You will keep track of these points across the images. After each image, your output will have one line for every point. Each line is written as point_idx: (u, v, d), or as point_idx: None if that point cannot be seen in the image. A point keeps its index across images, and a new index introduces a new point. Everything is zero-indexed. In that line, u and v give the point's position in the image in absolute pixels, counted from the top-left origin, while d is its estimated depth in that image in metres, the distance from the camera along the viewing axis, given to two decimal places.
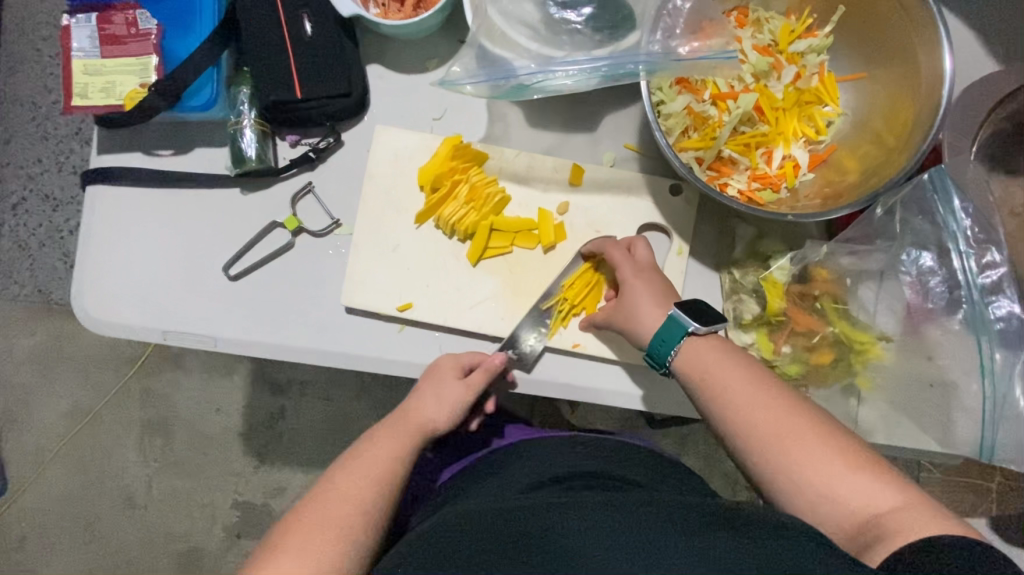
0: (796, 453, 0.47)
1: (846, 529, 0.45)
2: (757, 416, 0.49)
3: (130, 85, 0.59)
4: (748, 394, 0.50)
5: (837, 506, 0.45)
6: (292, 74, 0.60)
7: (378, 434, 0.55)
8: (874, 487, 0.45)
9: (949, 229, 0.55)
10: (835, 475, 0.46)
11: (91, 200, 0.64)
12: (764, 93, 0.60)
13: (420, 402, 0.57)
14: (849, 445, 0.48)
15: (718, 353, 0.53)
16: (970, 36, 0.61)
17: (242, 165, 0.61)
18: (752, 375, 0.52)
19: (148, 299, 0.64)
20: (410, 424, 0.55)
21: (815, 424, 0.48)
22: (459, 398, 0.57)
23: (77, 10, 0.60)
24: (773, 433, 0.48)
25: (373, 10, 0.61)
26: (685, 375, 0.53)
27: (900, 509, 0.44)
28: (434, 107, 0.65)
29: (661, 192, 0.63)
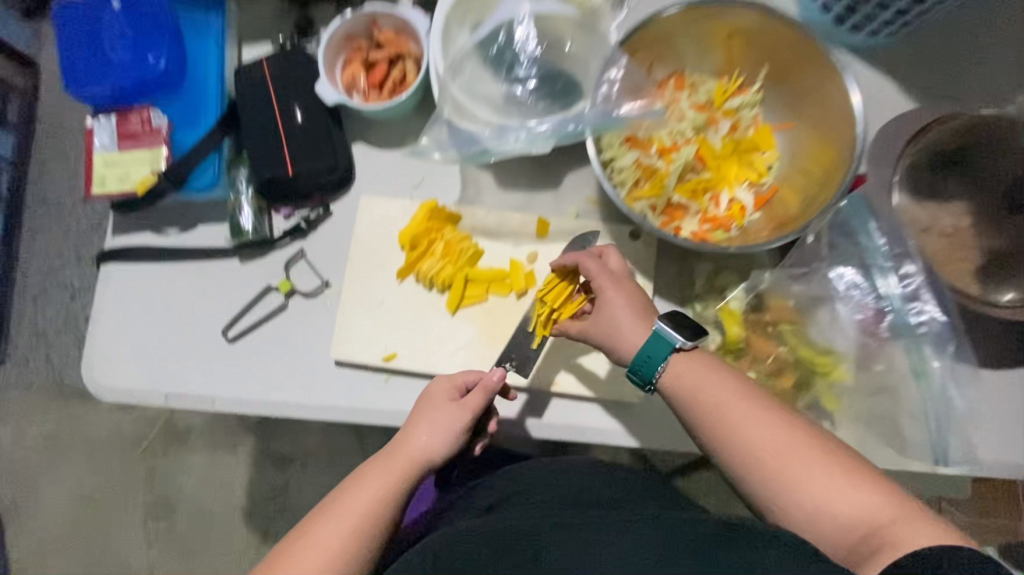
0: (792, 468, 0.49)
1: (844, 539, 0.47)
2: (752, 433, 0.51)
3: (142, 173, 0.67)
4: (742, 410, 0.52)
5: (835, 517, 0.47)
6: (284, 154, 0.68)
7: (371, 468, 0.55)
8: (873, 499, 0.47)
9: (870, 249, 0.60)
10: (834, 488, 0.48)
11: (104, 277, 0.70)
12: (704, 145, 0.67)
13: (410, 434, 0.57)
14: (845, 457, 0.49)
15: (709, 369, 0.54)
16: (882, 86, 0.69)
17: (239, 237, 0.69)
18: (746, 390, 0.53)
19: (152, 365, 0.69)
20: (403, 460, 0.55)
21: (807, 437, 0.50)
22: (453, 424, 0.57)
23: (98, 111, 0.68)
24: (770, 448, 0.50)
25: (355, 96, 0.70)
26: (675, 392, 0.54)
27: (899, 520, 0.46)
28: (412, 176, 0.72)
29: (622, 238, 0.68)
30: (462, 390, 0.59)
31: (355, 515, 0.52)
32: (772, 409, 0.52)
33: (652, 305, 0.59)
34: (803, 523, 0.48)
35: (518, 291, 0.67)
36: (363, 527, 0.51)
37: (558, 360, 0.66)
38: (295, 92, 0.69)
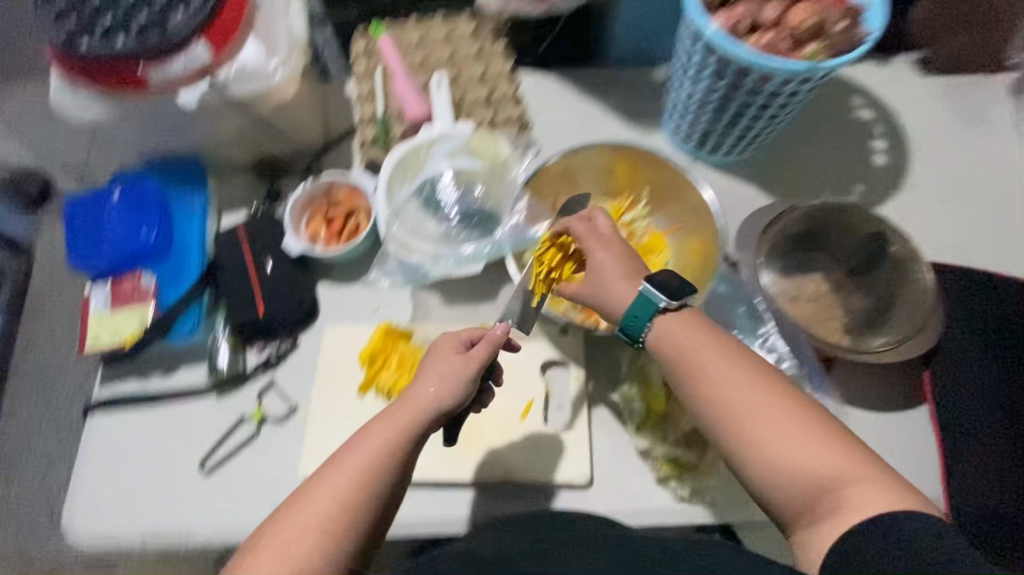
0: (768, 428, 0.55)
1: (808, 487, 0.53)
2: (736, 395, 0.57)
3: (131, 326, 0.77)
4: (725, 374, 0.58)
5: (801, 470, 0.53)
6: (256, 298, 0.79)
7: (389, 416, 0.60)
8: (838, 458, 0.53)
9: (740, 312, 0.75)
10: (806, 446, 0.54)
11: (90, 427, 0.77)
12: None
13: (420, 387, 0.61)
14: (816, 420, 0.55)
15: (695, 334, 0.60)
16: (742, 195, 0.87)
17: (216, 374, 0.78)
18: (730, 356, 0.59)
19: (130, 507, 0.73)
20: (410, 411, 0.60)
21: (788, 400, 0.56)
22: (456, 377, 0.61)
23: (96, 279, 0.79)
24: (746, 408, 0.56)
25: (318, 244, 0.83)
26: (661, 348, 0.61)
27: (857, 481, 0.52)
28: (369, 304, 0.83)
29: (554, 335, 0.79)
30: (468, 345, 0.64)
31: (360, 470, 0.56)
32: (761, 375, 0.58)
33: (639, 266, 0.66)
34: (769, 478, 0.54)
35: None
36: (366, 483, 0.56)
37: (506, 452, 0.73)
38: (267, 246, 0.82)
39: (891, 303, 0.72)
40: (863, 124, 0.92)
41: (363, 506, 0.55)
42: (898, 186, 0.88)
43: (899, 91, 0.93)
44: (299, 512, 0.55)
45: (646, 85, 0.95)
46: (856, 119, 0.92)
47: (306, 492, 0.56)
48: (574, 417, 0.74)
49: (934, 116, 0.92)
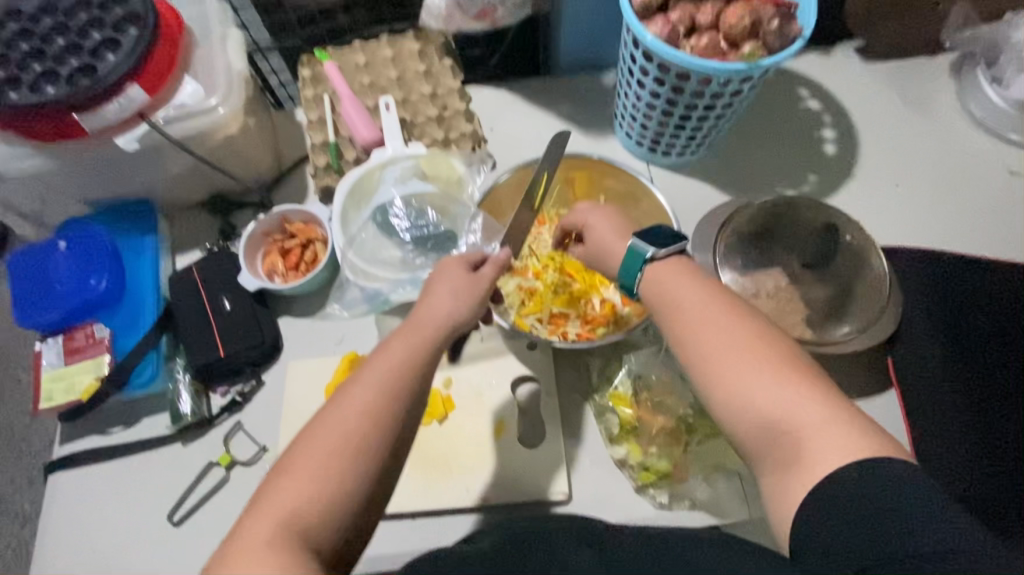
0: (728, 365, 0.48)
1: (759, 432, 0.46)
2: (700, 329, 0.51)
3: (86, 380, 0.74)
4: (696, 305, 0.52)
5: (755, 408, 0.47)
6: (215, 339, 0.77)
7: (405, 332, 0.54)
8: (794, 398, 0.46)
9: None
10: (763, 384, 0.47)
11: (52, 488, 0.75)
12: (569, 264, 0.81)
13: (433, 303, 0.57)
14: (784, 359, 0.48)
15: (676, 271, 0.56)
16: (697, 194, 0.88)
17: (179, 421, 0.75)
18: (704, 289, 0.53)
19: (100, 567, 0.71)
20: (426, 325, 0.55)
21: (756, 335, 0.49)
22: (473, 291, 0.59)
23: (47, 335, 0.77)
24: (706, 342, 0.50)
25: (277, 278, 0.82)
26: (645, 289, 0.56)
27: (819, 424, 0.44)
28: (334, 335, 0.82)
29: (522, 350, 0.78)
30: (472, 267, 0.62)
31: (386, 376, 0.50)
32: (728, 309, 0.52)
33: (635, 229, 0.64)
34: (726, 416, 0.48)
35: (439, 417, 0.75)
36: (397, 391, 0.50)
37: (482, 473, 0.72)
38: (224, 285, 0.81)
39: (851, 292, 0.73)
40: (811, 114, 0.93)
41: (397, 415, 0.49)
42: (849, 173, 0.90)
43: (843, 79, 0.95)
44: (328, 425, 0.47)
45: (596, 91, 0.95)
46: (804, 109, 0.93)
47: (327, 409, 0.49)
48: (548, 433, 0.74)
49: (879, 101, 0.94)
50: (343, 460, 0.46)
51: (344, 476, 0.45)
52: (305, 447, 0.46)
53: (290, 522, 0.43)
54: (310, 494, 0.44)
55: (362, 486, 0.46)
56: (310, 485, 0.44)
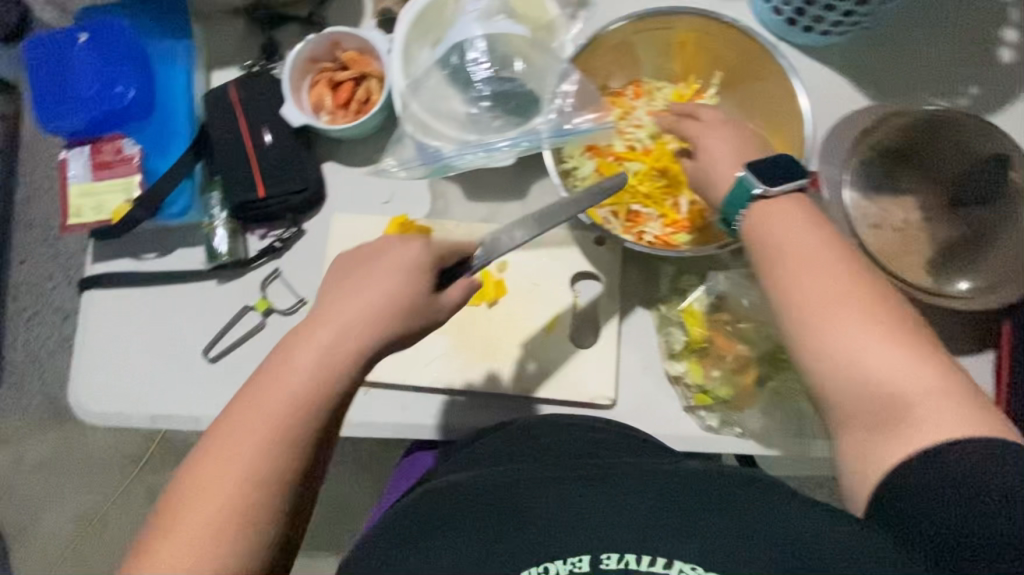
0: (845, 325, 0.46)
1: (868, 395, 0.45)
2: (833, 285, 0.48)
3: (117, 201, 0.68)
4: (815, 254, 0.49)
5: (870, 371, 0.45)
6: (254, 177, 0.70)
7: (297, 355, 0.48)
8: (911, 365, 0.45)
9: None
10: (884, 349, 0.46)
11: (86, 304, 0.72)
12: (663, 152, 0.68)
13: (364, 305, 0.50)
14: (905, 327, 0.47)
15: (796, 216, 0.52)
16: (829, 89, 0.72)
17: (215, 260, 0.71)
18: (825, 241, 0.50)
19: (136, 388, 0.70)
20: (320, 335, 0.49)
21: (875, 296, 0.47)
22: (409, 299, 0.51)
23: (73, 144, 0.69)
24: (825, 299, 0.47)
25: (323, 117, 0.72)
26: (754, 234, 0.52)
27: (932, 394, 0.44)
28: (382, 192, 0.74)
29: (588, 244, 0.70)
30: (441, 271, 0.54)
31: (292, 407, 0.47)
32: (849, 267, 0.49)
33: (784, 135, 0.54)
34: (832, 370, 0.47)
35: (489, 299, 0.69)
36: (291, 428, 0.47)
37: (528, 366, 0.68)
38: (264, 115, 0.71)
39: (990, 237, 0.61)
40: (996, 5, 0.74)
41: (293, 458, 0.46)
42: None
43: None
44: (220, 462, 0.45)
45: None
46: None
47: (227, 436, 0.46)
48: (603, 334, 0.68)
49: None
50: (233, 506, 0.44)
51: (223, 519, 0.44)
52: (199, 489, 0.45)
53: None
54: (196, 545, 0.43)
55: (262, 520, 0.45)
56: (194, 541, 0.44)
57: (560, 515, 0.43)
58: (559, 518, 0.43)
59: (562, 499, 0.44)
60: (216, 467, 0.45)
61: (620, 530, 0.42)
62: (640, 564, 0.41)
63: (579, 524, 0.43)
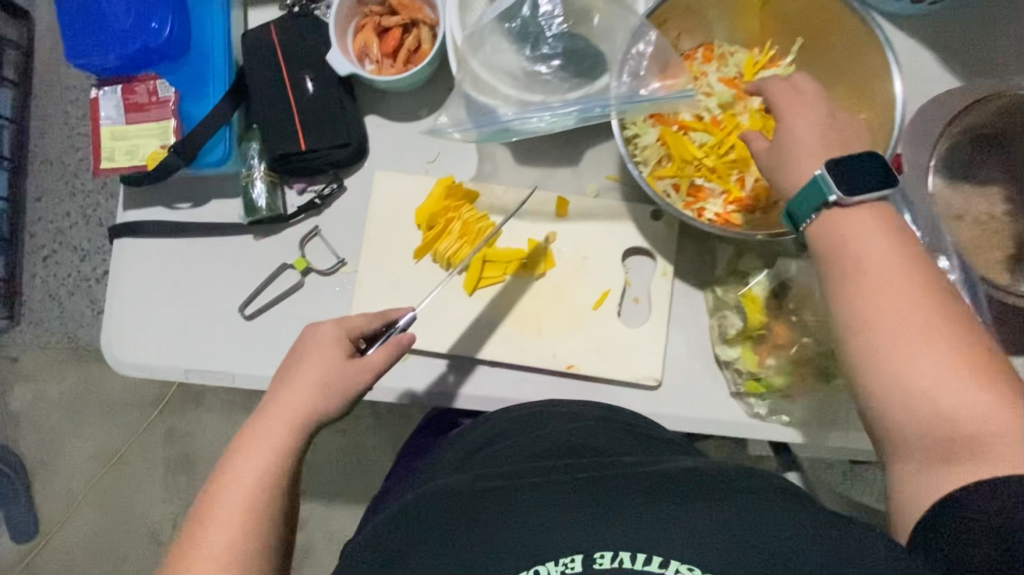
0: (909, 351, 0.41)
1: (930, 430, 0.40)
2: (901, 303, 0.42)
3: (151, 147, 0.65)
4: (886, 267, 0.43)
5: (936, 406, 0.40)
6: (296, 128, 0.66)
7: (252, 441, 0.53)
8: (990, 404, 0.39)
9: None
10: (956, 383, 0.40)
11: (118, 253, 0.70)
12: (733, 122, 0.64)
13: (290, 390, 0.55)
14: (983, 359, 0.41)
15: (867, 222, 0.45)
16: (914, 63, 0.67)
17: (254, 215, 0.67)
18: (896, 251, 0.44)
19: (170, 340, 0.69)
20: (281, 425, 0.54)
21: (951, 323, 0.41)
22: (321, 376, 0.56)
23: (106, 83, 0.65)
24: (891, 320, 0.42)
25: (368, 66, 0.68)
26: (821, 238, 0.47)
27: (1006, 438, 0.38)
28: (428, 151, 0.70)
29: (643, 219, 0.67)
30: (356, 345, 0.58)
31: (257, 480, 0.51)
32: (923, 282, 0.43)
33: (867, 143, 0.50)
34: (891, 400, 0.42)
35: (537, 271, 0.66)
36: (265, 497, 0.51)
37: (573, 342, 0.66)
38: (306, 61, 0.66)
39: None
40: None
41: (266, 526, 0.50)
42: None
43: None
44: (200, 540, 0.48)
45: None
46: None
47: (203, 516, 0.49)
48: (652, 314, 0.66)
49: None
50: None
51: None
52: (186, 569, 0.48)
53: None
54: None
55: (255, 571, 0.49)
56: None
57: (546, 521, 0.41)
58: (544, 526, 0.40)
59: (551, 503, 0.41)
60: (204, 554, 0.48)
61: (606, 530, 0.39)
62: (635, 563, 0.38)
63: (564, 528, 0.40)
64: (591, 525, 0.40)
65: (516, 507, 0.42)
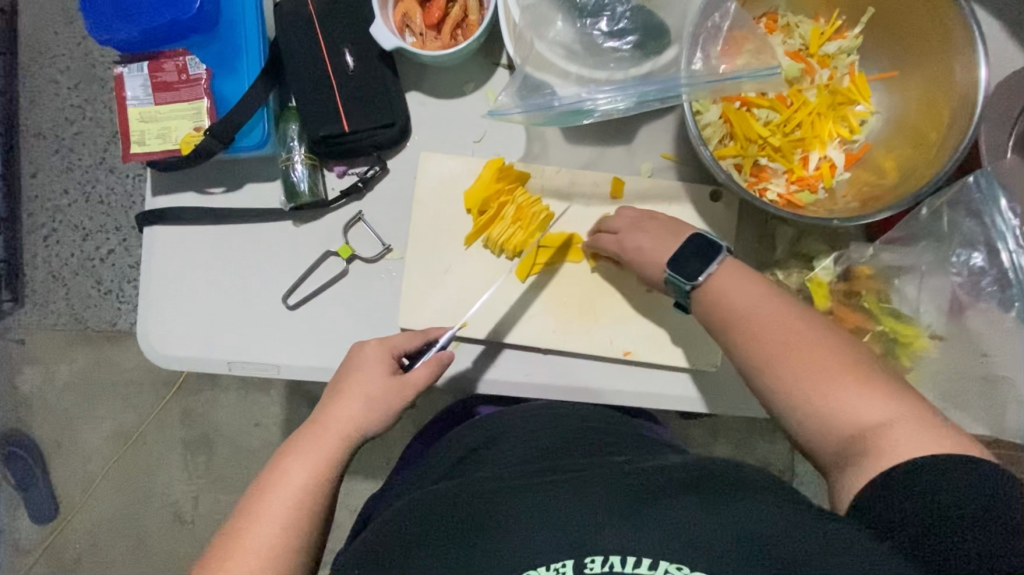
0: (796, 376, 0.46)
1: (837, 442, 0.44)
2: (776, 338, 0.48)
3: (184, 129, 0.61)
4: (766, 311, 0.49)
5: (833, 418, 0.44)
6: (338, 107, 0.62)
7: (302, 451, 0.53)
8: (873, 401, 0.43)
9: (998, 228, 0.55)
10: (843, 392, 0.44)
11: (149, 241, 0.66)
12: (798, 99, 0.61)
13: (342, 405, 0.56)
14: (862, 364, 0.46)
15: (739, 277, 0.52)
16: None
17: (296, 199, 0.64)
18: (770, 295, 0.50)
19: (210, 332, 0.66)
20: (329, 437, 0.54)
21: (826, 344, 0.47)
22: (376, 393, 0.56)
23: (130, 59, 0.61)
24: (776, 352, 0.47)
25: (410, 39, 0.64)
26: (705, 300, 0.52)
27: (892, 424, 0.42)
28: (474, 129, 0.66)
29: (702, 200, 0.65)
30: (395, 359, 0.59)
31: (293, 489, 0.51)
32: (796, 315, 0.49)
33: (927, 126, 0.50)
34: (805, 423, 0.46)
35: (593, 255, 0.64)
36: (301, 504, 0.51)
37: (631, 328, 0.64)
38: (346, 33, 0.63)
39: None
40: None
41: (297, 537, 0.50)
42: None
43: None
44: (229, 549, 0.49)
45: None
46: None
47: (237, 524, 0.50)
48: None
49: None
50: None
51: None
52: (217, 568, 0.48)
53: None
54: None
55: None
56: None
57: (516, 526, 0.41)
58: (520, 528, 0.41)
59: (528, 504, 0.42)
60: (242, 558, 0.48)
61: (583, 530, 0.40)
62: (624, 565, 0.39)
63: (537, 532, 0.41)
64: (570, 524, 0.40)
65: (492, 515, 0.42)
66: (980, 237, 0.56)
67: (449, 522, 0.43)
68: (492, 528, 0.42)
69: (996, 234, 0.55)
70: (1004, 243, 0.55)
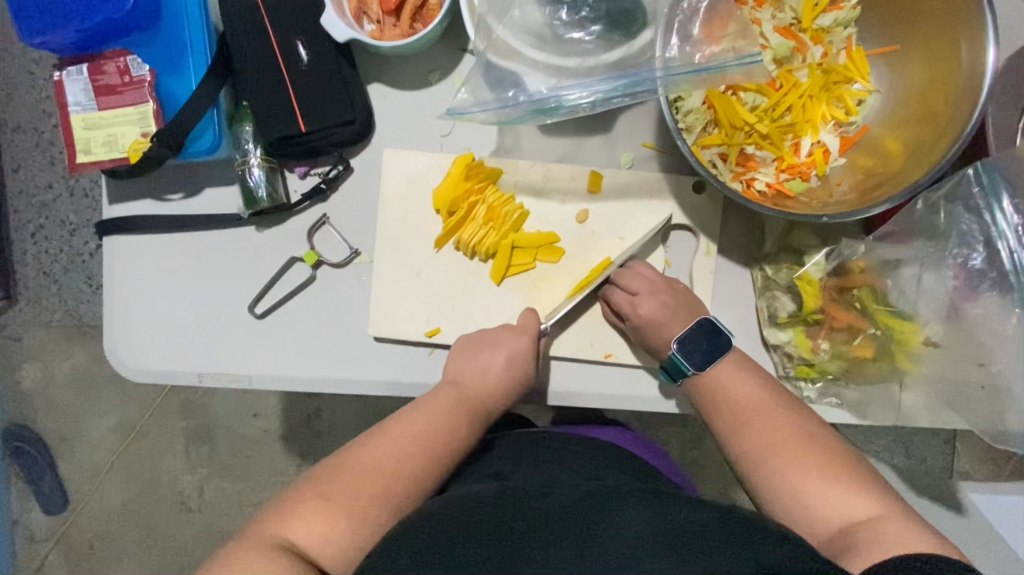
0: (786, 470, 0.50)
1: (820, 533, 0.47)
2: (764, 427, 0.52)
3: (131, 135, 0.58)
4: (759, 402, 0.54)
5: (813, 514, 0.48)
6: (292, 104, 0.58)
7: (437, 398, 0.56)
8: (850, 497, 0.48)
9: (997, 226, 0.51)
10: (829, 489, 0.48)
11: (110, 251, 0.63)
12: (788, 80, 0.56)
13: (492, 375, 0.57)
14: (843, 462, 0.50)
15: (735, 364, 0.56)
16: None
17: (254, 206, 0.60)
18: (761, 385, 0.55)
19: (178, 344, 0.63)
20: (460, 390, 0.57)
21: (813, 440, 0.51)
22: (520, 366, 0.57)
23: (69, 62, 0.57)
24: (758, 447, 0.51)
25: (368, 26, 0.59)
26: (696, 391, 0.56)
27: (872, 520, 0.46)
28: (441, 123, 0.62)
29: (685, 192, 0.61)
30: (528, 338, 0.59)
31: (421, 439, 0.53)
32: (790, 412, 0.53)
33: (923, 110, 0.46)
34: (787, 516, 0.49)
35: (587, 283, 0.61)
36: (426, 450, 0.53)
37: (614, 331, 0.61)
38: (299, 24, 0.59)
39: None
40: None
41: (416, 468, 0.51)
42: None
43: None
44: (353, 462, 0.51)
45: None
46: None
47: (369, 445, 0.52)
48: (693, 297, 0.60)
49: None
50: (367, 507, 0.48)
51: (349, 498, 0.49)
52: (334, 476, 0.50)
53: (293, 543, 0.46)
54: (326, 522, 0.47)
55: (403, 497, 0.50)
56: (327, 518, 0.47)
57: (579, 528, 0.41)
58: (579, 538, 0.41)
59: (581, 512, 0.43)
60: (374, 452, 0.52)
61: (636, 551, 0.39)
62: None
63: (591, 534, 0.41)
64: (623, 538, 0.40)
65: (545, 522, 0.42)
66: (977, 234, 0.52)
67: (494, 527, 0.42)
68: (547, 533, 0.41)
69: (995, 231, 0.51)
70: (1004, 240, 0.51)
